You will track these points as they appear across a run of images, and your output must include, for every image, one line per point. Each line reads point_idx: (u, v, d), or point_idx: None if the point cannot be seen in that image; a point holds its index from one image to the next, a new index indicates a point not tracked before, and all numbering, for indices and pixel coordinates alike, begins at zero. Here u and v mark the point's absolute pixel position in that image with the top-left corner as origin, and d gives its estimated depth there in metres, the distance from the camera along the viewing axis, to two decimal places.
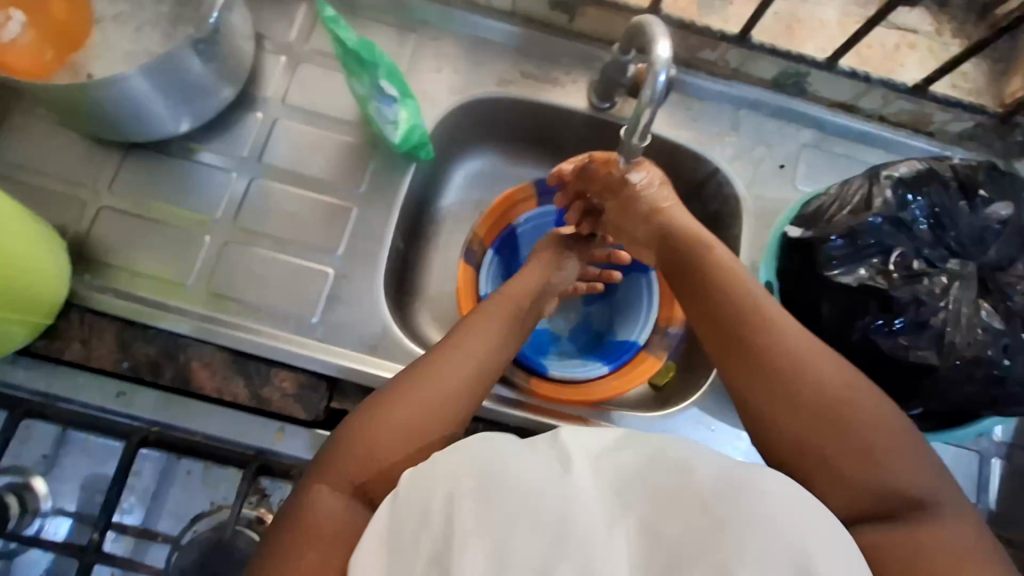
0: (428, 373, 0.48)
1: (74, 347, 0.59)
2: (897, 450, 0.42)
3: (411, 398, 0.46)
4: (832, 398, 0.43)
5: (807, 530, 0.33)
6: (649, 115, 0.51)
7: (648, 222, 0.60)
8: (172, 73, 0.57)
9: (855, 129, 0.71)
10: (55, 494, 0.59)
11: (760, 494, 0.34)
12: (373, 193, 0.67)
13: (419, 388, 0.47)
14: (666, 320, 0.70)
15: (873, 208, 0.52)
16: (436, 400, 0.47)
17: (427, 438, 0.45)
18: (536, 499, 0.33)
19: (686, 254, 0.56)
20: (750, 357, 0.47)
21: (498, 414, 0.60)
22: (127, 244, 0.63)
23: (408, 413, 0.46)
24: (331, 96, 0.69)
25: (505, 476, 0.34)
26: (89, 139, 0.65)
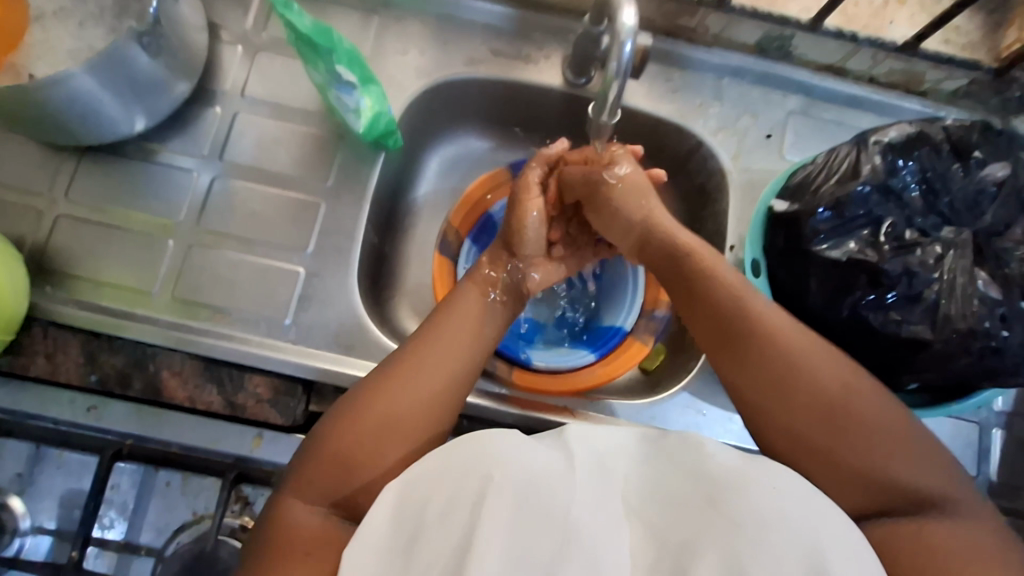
0: (414, 369, 0.47)
1: (39, 363, 0.57)
2: (900, 440, 0.42)
3: (397, 396, 0.46)
4: (832, 387, 0.43)
5: (818, 527, 0.34)
6: (618, 87, 0.49)
7: (636, 227, 0.57)
8: (120, 70, 0.54)
9: (842, 93, 0.68)
10: (32, 513, 0.57)
11: (770, 490, 0.34)
12: (342, 186, 0.64)
13: (396, 384, 0.47)
14: (652, 303, 0.67)
15: (861, 176, 0.49)
16: (410, 396, 0.46)
17: (414, 426, 0.45)
18: (540, 501, 0.33)
19: (668, 259, 0.54)
20: (748, 357, 0.46)
21: (487, 411, 0.58)
22: (89, 252, 0.61)
23: (394, 411, 0.45)
24: (293, 86, 0.66)
25: (509, 475, 0.34)
26: (41, 145, 0.62)
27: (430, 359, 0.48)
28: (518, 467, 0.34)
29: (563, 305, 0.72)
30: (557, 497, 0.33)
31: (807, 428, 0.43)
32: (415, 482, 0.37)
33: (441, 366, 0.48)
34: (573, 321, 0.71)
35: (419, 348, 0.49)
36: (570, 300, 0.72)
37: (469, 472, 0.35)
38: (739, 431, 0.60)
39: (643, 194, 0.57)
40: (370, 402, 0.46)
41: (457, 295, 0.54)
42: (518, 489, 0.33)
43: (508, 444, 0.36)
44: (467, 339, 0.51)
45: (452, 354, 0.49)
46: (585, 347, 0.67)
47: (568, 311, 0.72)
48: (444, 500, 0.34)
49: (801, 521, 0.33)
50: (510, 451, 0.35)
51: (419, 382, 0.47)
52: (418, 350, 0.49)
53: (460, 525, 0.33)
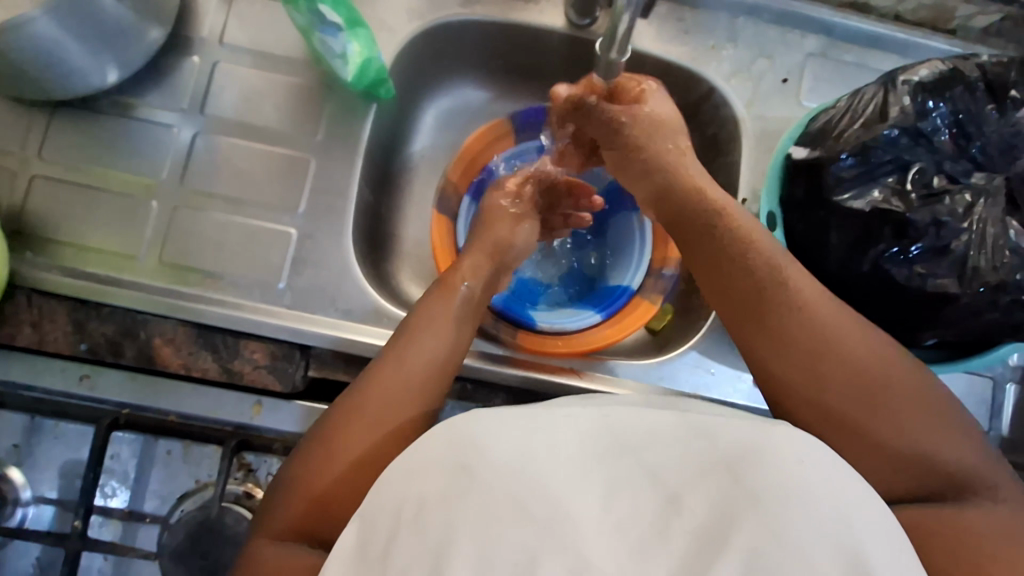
0: (375, 396, 0.44)
1: (26, 332, 0.55)
2: (931, 420, 0.40)
3: (363, 429, 0.42)
4: (835, 347, 0.42)
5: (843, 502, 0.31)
6: (629, 21, 0.45)
7: (649, 178, 0.53)
8: (86, 15, 0.49)
9: (865, 32, 0.64)
10: (33, 483, 0.57)
11: (794, 464, 0.32)
12: (332, 140, 0.60)
13: (355, 408, 0.43)
14: (661, 261, 0.65)
15: (888, 119, 0.46)
16: (366, 414, 0.43)
17: (368, 441, 0.42)
18: (523, 491, 0.30)
19: (700, 204, 0.50)
20: (786, 320, 0.44)
21: (492, 376, 0.57)
22: (69, 215, 0.58)
23: (358, 443, 0.42)
24: (276, 32, 0.61)
25: (484, 472, 0.31)
26: (8, 100, 0.58)
27: (390, 383, 0.44)
28: (500, 455, 0.31)
29: (572, 267, 0.70)
30: (551, 482, 0.30)
31: (842, 406, 0.41)
32: (388, 477, 0.34)
33: (400, 391, 0.44)
34: (582, 283, 0.69)
35: (377, 374, 0.45)
36: (578, 262, 0.71)
37: (447, 462, 0.32)
38: (746, 389, 0.59)
39: (666, 132, 0.53)
40: (334, 435, 0.43)
41: (420, 309, 0.50)
42: (496, 480, 0.31)
43: (481, 422, 0.33)
44: (428, 358, 0.46)
45: (412, 375, 0.45)
46: (591, 305, 0.64)
47: (576, 273, 0.70)
48: (421, 496, 0.31)
49: (814, 496, 0.31)
50: (489, 436, 0.32)
51: (380, 412, 0.43)
52: (379, 375, 0.45)
53: (437, 526, 0.30)
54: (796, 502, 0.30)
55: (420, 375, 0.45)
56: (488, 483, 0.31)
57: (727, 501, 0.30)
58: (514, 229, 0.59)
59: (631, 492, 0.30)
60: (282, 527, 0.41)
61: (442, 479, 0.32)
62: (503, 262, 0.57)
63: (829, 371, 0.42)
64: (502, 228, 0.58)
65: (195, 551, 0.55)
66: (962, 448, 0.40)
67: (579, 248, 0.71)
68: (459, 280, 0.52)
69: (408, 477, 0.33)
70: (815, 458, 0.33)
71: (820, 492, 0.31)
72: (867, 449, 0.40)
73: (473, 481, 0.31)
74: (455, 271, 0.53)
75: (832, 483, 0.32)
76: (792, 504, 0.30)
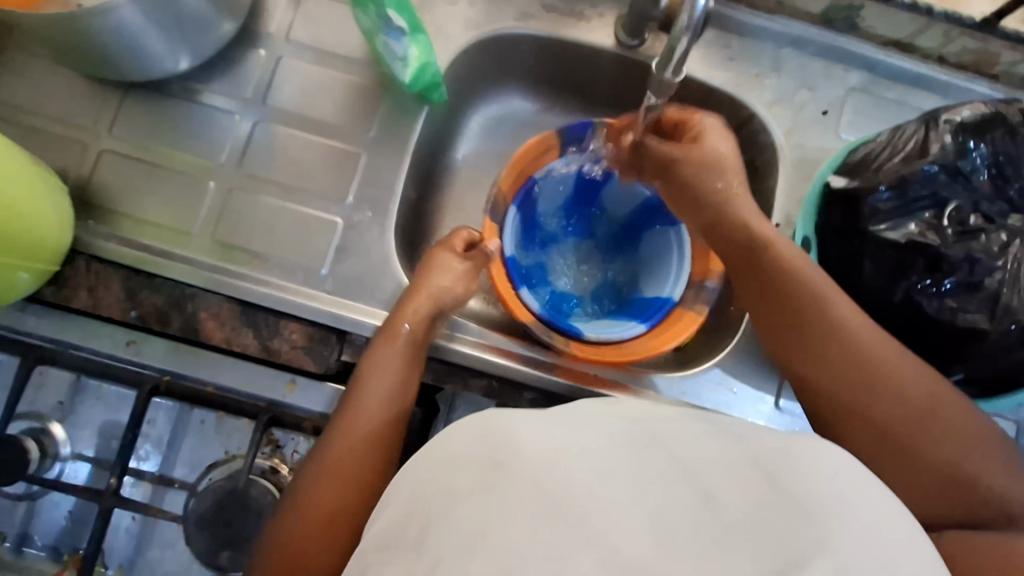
0: (331, 461, 0.49)
1: (82, 296, 0.58)
2: (977, 452, 0.44)
3: (331, 482, 0.48)
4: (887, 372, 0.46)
5: (880, 516, 0.32)
6: (685, 44, 0.45)
7: (698, 211, 0.55)
8: (166, 6, 0.53)
9: (907, 71, 0.65)
10: (73, 439, 0.60)
11: (831, 474, 0.33)
12: (383, 138, 0.63)
13: (327, 464, 0.49)
14: (702, 274, 0.64)
15: (928, 155, 0.47)
16: (338, 468, 0.48)
17: (339, 493, 0.48)
18: (559, 483, 0.31)
19: (736, 233, 0.53)
20: (849, 361, 0.47)
21: (525, 376, 0.60)
22: (131, 189, 0.61)
23: (320, 503, 0.47)
24: (339, 32, 0.64)
25: (520, 464, 0.32)
26: (86, 78, 0.62)
27: (343, 446, 0.49)
28: (527, 454, 0.33)
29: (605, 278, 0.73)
30: (584, 479, 0.31)
31: (898, 432, 0.45)
32: (427, 464, 0.36)
33: (352, 449, 0.49)
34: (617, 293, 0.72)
35: (328, 433, 0.50)
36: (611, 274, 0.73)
37: (480, 456, 0.34)
38: (769, 412, 0.60)
39: (727, 169, 0.54)
40: (308, 492, 0.48)
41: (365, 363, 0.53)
42: (530, 470, 0.32)
43: (517, 425, 0.36)
44: (375, 409, 0.51)
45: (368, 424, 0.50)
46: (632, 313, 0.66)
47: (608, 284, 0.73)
48: (458, 486, 0.33)
49: (851, 501, 0.32)
50: (518, 433, 0.34)
51: (340, 470, 0.48)
52: (338, 432, 0.50)
53: (464, 511, 0.31)
54: (835, 510, 0.31)
55: (379, 423, 0.51)
56: (522, 477, 0.32)
57: (763, 501, 0.31)
58: (451, 277, 0.59)
59: (666, 490, 0.31)
60: None
61: (478, 471, 0.33)
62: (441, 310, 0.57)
63: (881, 396, 0.46)
64: (441, 276, 0.58)
65: (221, 519, 0.56)
66: (1007, 478, 0.44)
67: (610, 262, 0.74)
68: (404, 328, 0.54)
69: (445, 465, 0.35)
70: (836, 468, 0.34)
71: (855, 505, 0.32)
72: (921, 474, 0.44)
73: (507, 473, 0.32)
74: (397, 317, 0.55)
75: (866, 495, 0.33)
76: (834, 507, 0.31)
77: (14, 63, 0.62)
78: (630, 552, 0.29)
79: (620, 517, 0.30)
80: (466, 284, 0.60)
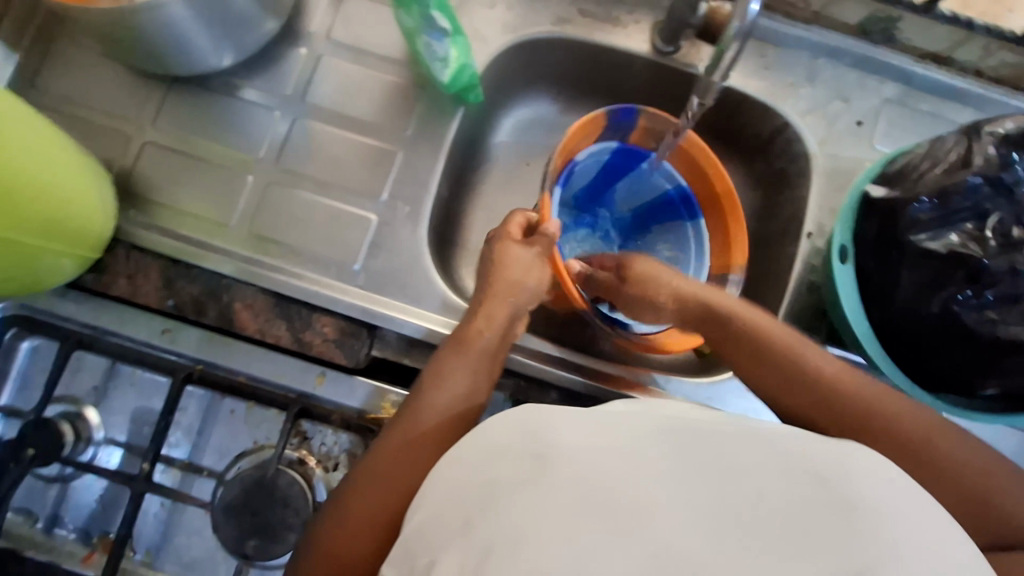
0: (387, 464, 0.46)
1: (120, 283, 0.59)
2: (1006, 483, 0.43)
3: (375, 488, 0.45)
4: (874, 405, 0.46)
5: (933, 521, 0.32)
6: (735, 50, 0.46)
7: (660, 313, 0.57)
8: (215, 4, 0.54)
9: (944, 83, 0.65)
10: (106, 424, 0.61)
11: (888, 481, 0.34)
12: (419, 137, 0.64)
13: (375, 470, 0.46)
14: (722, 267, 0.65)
15: (971, 166, 0.47)
16: (385, 474, 0.46)
17: (382, 500, 0.45)
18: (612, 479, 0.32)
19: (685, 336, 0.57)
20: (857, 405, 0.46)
21: (556, 376, 0.60)
22: (171, 181, 0.62)
23: (368, 507, 0.45)
24: (378, 33, 0.66)
25: (571, 459, 0.33)
26: (132, 72, 0.64)
27: (401, 450, 0.46)
28: (581, 449, 0.34)
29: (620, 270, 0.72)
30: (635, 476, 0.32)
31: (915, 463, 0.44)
32: (473, 455, 0.37)
33: (411, 454, 0.46)
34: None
35: (387, 432, 0.48)
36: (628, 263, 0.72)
37: (529, 449, 0.35)
38: None
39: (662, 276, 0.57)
40: (352, 493, 0.46)
41: (433, 367, 0.51)
42: (583, 464, 0.33)
43: (558, 418, 0.37)
44: (439, 416, 0.48)
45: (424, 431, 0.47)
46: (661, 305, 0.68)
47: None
48: (500, 476, 0.34)
49: (905, 506, 0.32)
50: (566, 430, 0.35)
51: (387, 481, 0.45)
52: (392, 436, 0.47)
53: (511, 502, 0.32)
54: (890, 515, 0.31)
55: (433, 433, 0.47)
56: (579, 471, 0.32)
57: (814, 501, 0.32)
58: (524, 269, 0.56)
59: (716, 487, 0.32)
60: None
61: (524, 468, 0.33)
62: (516, 304, 0.55)
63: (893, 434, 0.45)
64: (516, 266, 0.56)
65: (248, 507, 0.57)
66: None
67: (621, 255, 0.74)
68: (478, 336, 0.52)
69: (486, 455, 0.36)
70: (876, 473, 0.35)
71: (908, 508, 0.32)
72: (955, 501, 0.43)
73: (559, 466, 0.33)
74: (470, 324, 0.53)
75: (918, 500, 0.33)
76: (889, 512, 0.31)
77: (63, 56, 0.64)
78: (677, 543, 0.30)
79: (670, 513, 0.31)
80: (531, 271, 0.56)
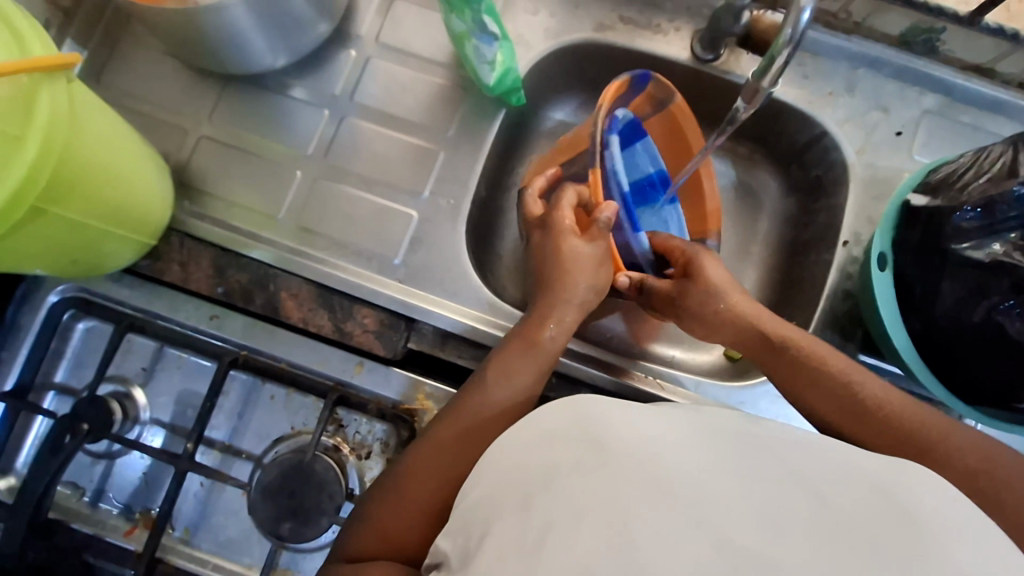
0: (447, 447, 0.48)
1: (173, 269, 0.62)
2: None
3: (427, 470, 0.48)
4: (910, 424, 0.48)
5: (996, 539, 0.33)
6: (786, 57, 0.45)
7: (716, 333, 0.58)
8: (276, 7, 0.57)
9: (986, 95, 0.65)
10: (152, 405, 0.63)
11: (950, 501, 0.35)
12: (460, 137, 0.66)
13: (428, 454, 0.49)
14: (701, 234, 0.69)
15: (1018, 177, 0.47)
16: (439, 459, 0.48)
17: (431, 483, 0.47)
18: (680, 476, 0.34)
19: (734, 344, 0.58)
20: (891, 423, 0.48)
21: (598, 379, 0.61)
22: (224, 174, 0.65)
23: (423, 488, 0.47)
24: (425, 36, 0.68)
25: (644, 461, 0.35)
26: (191, 70, 0.67)
27: (464, 436, 0.49)
28: (652, 450, 0.36)
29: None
30: (701, 475, 0.34)
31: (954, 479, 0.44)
32: (537, 441, 0.39)
33: (471, 442, 0.49)
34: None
35: (449, 417, 0.50)
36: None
37: (594, 441, 0.37)
38: None
39: (727, 291, 0.58)
40: (404, 473, 0.48)
41: (501, 361, 0.53)
42: (655, 463, 0.35)
43: (612, 417, 0.39)
44: (501, 407, 0.51)
45: (480, 421, 0.50)
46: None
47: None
48: (557, 462, 0.36)
49: (966, 526, 0.33)
50: (635, 430, 0.38)
51: (439, 466, 0.48)
52: (447, 422, 0.50)
53: (568, 484, 0.34)
54: (952, 533, 0.32)
55: (487, 425, 0.50)
56: (651, 468, 0.35)
57: (871, 509, 0.33)
58: (595, 272, 0.58)
59: (777, 488, 0.34)
60: (352, 554, 0.46)
61: (581, 451, 0.36)
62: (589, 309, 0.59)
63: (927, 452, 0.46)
64: (585, 270, 0.57)
65: (284, 490, 0.59)
66: None
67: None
68: (544, 337, 0.55)
69: (542, 440, 0.39)
70: (923, 483, 0.36)
71: (965, 524, 0.33)
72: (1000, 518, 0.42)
73: (630, 461, 0.35)
74: (538, 324, 0.56)
75: (976, 518, 0.34)
76: (950, 528, 0.33)
77: (126, 53, 0.67)
78: (738, 537, 0.31)
79: (733, 508, 0.33)
80: (599, 273, 0.58)
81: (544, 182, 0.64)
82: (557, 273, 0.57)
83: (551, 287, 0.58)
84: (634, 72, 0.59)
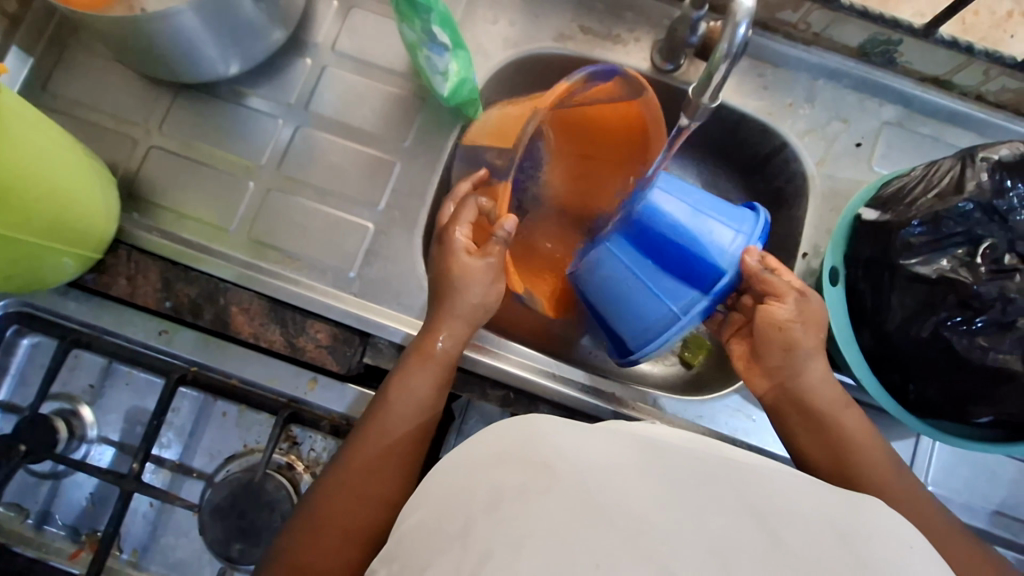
0: (358, 473, 0.50)
1: (120, 284, 0.60)
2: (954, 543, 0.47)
3: (349, 498, 0.49)
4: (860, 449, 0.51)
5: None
6: (724, 71, 0.45)
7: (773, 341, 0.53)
8: (224, 16, 0.55)
9: (942, 107, 0.65)
10: (100, 423, 0.61)
11: (908, 546, 0.34)
12: (418, 148, 0.65)
13: (344, 481, 0.50)
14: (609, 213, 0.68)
15: (964, 192, 0.47)
16: (356, 485, 0.50)
17: (363, 509, 0.49)
18: (621, 509, 0.33)
19: (807, 376, 0.52)
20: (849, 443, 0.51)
21: (562, 396, 0.61)
22: (175, 185, 0.63)
23: (350, 515, 0.49)
24: (382, 45, 0.67)
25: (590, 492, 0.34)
26: (142, 78, 0.65)
27: (375, 460, 0.50)
28: (599, 481, 0.35)
29: (678, 211, 0.52)
30: (645, 510, 0.33)
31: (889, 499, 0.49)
32: (478, 471, 0.37)
33: (387, 463, 0.51)
34: (676, 247, 0.52)
35: (357, 444, 0.51)
36: (712, 238, 0.52)
37: (535, 469, 0.35)
38: None
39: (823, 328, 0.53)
40: (327, 503, 0.49)
41: (399, 380, 0.53)
42: (599, 497, 0.33)
43: (556, 437, 0.38)
44: (407, 423, 0.52)
45: (391, 443, 0.51)
46: (648, 308, 0.54)
47: (678, 230, 0.52)
48: (497, 489, 0.35)
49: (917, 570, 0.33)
50: (580, 454, 0.36)
51: (363, 490, 0.50)
52: (356, 446, 0.51)
53: (504, 514, 0.33)
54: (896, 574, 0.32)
55: (395, 445, 0.51)
56: (594, 500, 0.33)
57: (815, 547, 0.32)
58: (483, 288, 0.56)
59: (725, 524, 0.33)
60: None
61: (524, 475, 0.35)
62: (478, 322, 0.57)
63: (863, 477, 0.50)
64: (476, 290, 0.56)
65: (234, 510, 0.57)
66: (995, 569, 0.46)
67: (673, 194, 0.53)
68: (439, 348, 0.55)
69: (483, 466, 0.37)
70: (879, 524, 0.35)
71: (909, 562, 0.33)
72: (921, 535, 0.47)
73: (572, 492, 0.33)
74: (430, 337, 0.55)
75: (927, 561, 0.34)
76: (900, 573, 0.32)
77: (75, 60, 0.65)
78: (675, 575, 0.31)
79: (672, 546, 0.32)
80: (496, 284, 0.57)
81: (471, 186, 0.60)
82: (446, 287, 0.56)
83: (438, 297, 0.56)
84: (592, 69, 0.54)
